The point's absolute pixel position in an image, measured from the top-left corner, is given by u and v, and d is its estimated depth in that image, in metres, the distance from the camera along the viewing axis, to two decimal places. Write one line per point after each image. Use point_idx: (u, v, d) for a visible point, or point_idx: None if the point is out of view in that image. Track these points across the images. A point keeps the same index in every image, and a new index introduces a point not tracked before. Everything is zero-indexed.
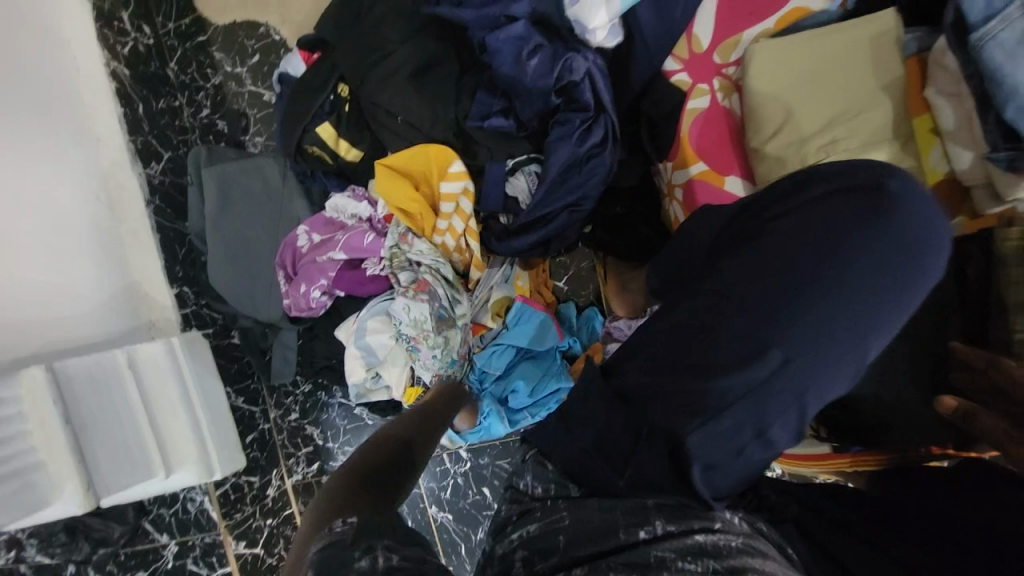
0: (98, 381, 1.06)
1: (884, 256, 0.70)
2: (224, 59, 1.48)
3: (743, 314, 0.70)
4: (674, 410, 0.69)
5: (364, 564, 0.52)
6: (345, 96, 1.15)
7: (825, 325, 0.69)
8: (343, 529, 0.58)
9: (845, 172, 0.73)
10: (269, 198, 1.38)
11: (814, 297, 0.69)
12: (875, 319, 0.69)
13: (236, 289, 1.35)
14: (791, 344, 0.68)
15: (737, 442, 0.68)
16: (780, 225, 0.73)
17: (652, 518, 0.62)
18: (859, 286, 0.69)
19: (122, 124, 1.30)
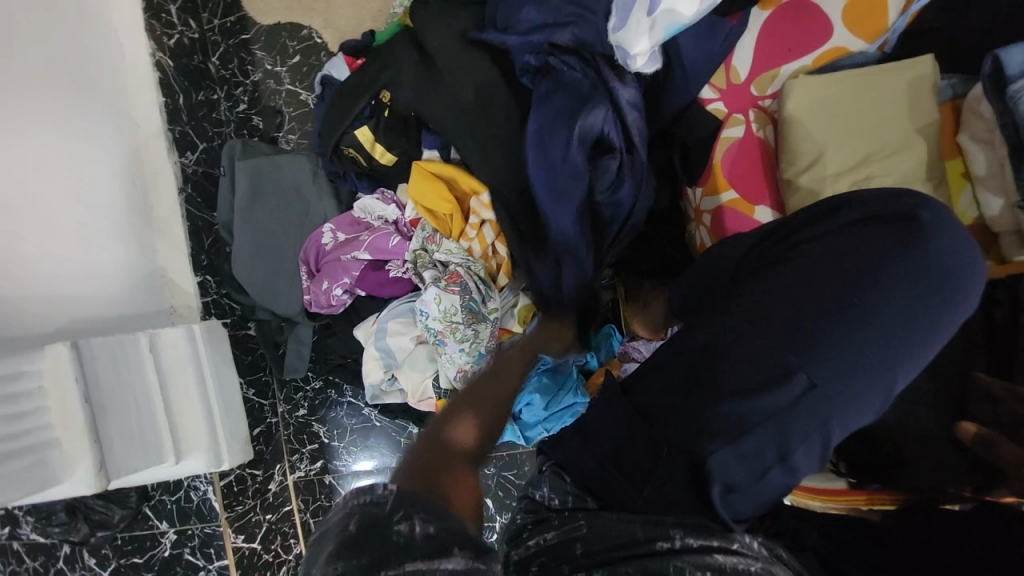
0: (118, 363, 1.06)
1: (920, 288, 0.67)
2: (264, 57, 1.53)
3: (778, 340, 0.67)
4: (692, 431, 0.67)
5: (403, 529, 0.55)
6: (386, 102, 1.17)
7: (855, 356, 0.66)
8: (385, 492, 0.58)
9: (874, 201, 0.72)
10: (298, 194, 1.40)
11: (846, 326, 0.67)
12: (907, 354, 0.66)
13: (258, 281, 1.36)
14: (817, 369, 0.66)
15: (759, 464, 0.66)
16: (816, 246, 0.71)
17: (671, 531, 0.62)
18: (892, 318, 0.66)
19: (161, 111, 1.32)
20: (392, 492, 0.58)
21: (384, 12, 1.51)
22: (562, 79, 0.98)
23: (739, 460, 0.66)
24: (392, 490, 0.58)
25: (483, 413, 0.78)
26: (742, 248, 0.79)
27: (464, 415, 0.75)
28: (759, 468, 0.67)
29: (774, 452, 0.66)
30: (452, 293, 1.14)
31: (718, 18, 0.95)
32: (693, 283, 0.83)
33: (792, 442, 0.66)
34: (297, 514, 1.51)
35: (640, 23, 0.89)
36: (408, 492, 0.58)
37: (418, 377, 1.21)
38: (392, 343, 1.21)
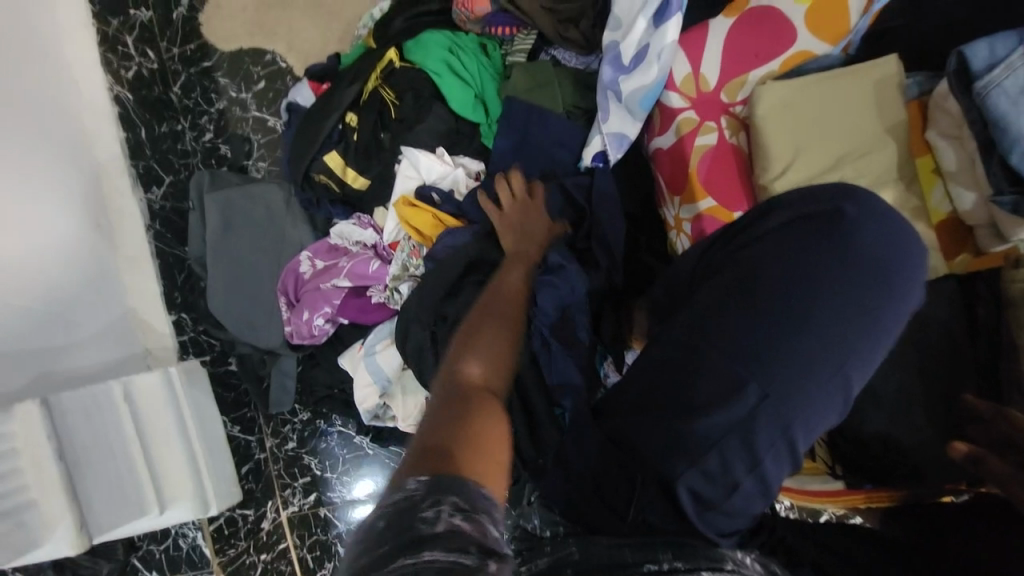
0: (91, 414, 1.02)
1: (855, 283, 0.66)
2: (229, 84, 1.48)
3: (766, 349, 0.65)
4: (671, 449, 0.64)
5: (430, 516, 0.50)
6: (354, 126, 1.15)
7: (807, 359, 0.65)
8: (414, 485, 0.53)
9: (801, 200, 0.71)
10: (273, 223, 1.36)
11: (783, 330, 0.65)
12: (857, 353, 0.66)
13: (237, 316, 1.32)
14: (768, 378, 0.64)
15: (730, 478, 0.64)
16: (753, 252, 0.70)
17: (660, 555, 0.59)
18: (834, 316, 0.66)
19: (123, 148, 1.28)
20: (423, 482, 0.53)
21: (350, 32, 1.48)
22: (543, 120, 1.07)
23: (711, 479, 0.64)
24: (421, 481, 0.53)
25: (496, 342, 0.74)
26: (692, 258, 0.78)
27: (478, 364, 0.69)
28: (729, 483, 0.64)
29: (747, 465, 0.64)
30: None
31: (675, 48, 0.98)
32: (663, 290, 0.81)
33: (764, 453, 0.64)
34: (294, 550, 1.42)
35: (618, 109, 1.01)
36: (439, 473, 0.53)
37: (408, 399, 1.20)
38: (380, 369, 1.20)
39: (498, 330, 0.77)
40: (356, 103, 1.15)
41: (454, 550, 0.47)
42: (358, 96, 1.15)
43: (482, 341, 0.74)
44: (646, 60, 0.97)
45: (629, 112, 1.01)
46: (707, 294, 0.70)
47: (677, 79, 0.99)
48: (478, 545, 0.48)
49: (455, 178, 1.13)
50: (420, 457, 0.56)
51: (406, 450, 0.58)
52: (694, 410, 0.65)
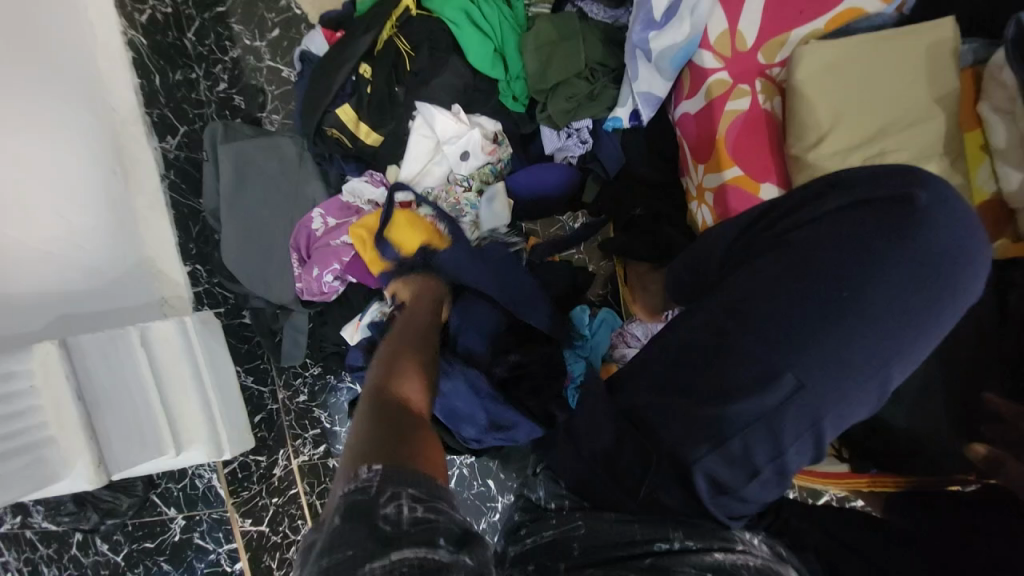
0: (109, 356, 1.04)
1: (911, 278, 0.62)
2: (243, 32, 1.45)
3: (783, 324, 0.64)
4: (687, 429, 0.64)
5: (390, 511, 0.50)
6: (368, 79, 1.10)
7: (848, 352, 0.62)
8: (369, 477, 0.52)
9: (864, 183, 0.66)
10: (285, 178, 1.35)
11: (837, 322, 0.62)
12: (900, 348, 0.63)
13: (249, 269, 1.33)
14: (807, 367, 0.62)
15: (753, 465, 0.63)
16: (803, 235, 0.67)
17: (670, 533, 0.60)
18: (883, 309, 0.62)
19: (137, 94, 1.26)
20: (378, 473, 0.53)
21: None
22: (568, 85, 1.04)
23: (733, 463, 0.63)
24: (376, 472, 0.53)
25: (421, 362, 0.77)
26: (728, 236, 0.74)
27: (405, 378, 0.70)
28: (751, 468, 0.64)
29: (770, 455, 0.63)
30: None
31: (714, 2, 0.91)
32: (689, 270, 0.77)
33: (789, 444, 0.63)
34: (304, 496, 1.49)
35: (648, 66, 0.97)
36: (392, 465, 0.54)
37: None
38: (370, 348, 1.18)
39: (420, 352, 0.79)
40: (369, 54, 1.11)
41: (420, 539, 0.48)
42: (372, 46, 1.10)
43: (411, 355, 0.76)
44: (680, 16, 0.91)
45: (659, 69, 0.96)
46: None
47: (711, 36, 0.92)
48: (443, 538, 0.49)
49: (473, 141, 1.11)
50: (367, 450, 0.56)
51: (342, 460, 0.57)
52: None
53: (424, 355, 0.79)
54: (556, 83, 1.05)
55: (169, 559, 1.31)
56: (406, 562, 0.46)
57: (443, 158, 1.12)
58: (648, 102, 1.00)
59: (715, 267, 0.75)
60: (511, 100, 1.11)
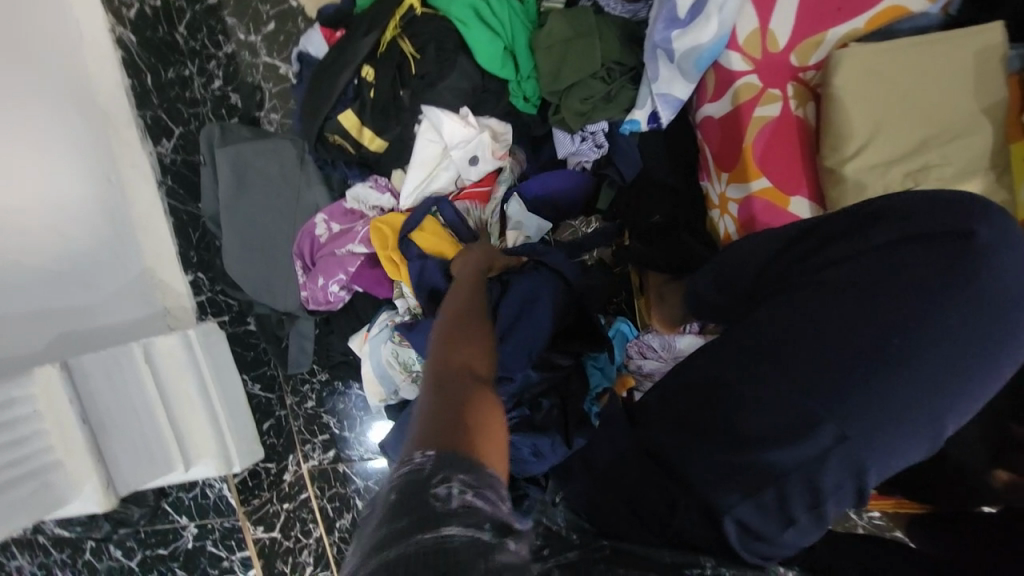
0: (113, 375, 1.03)
1: (970, 323, 0.56)
2: (236, 25, 1.39)
3: (830, 360, 0.57)
4: (720, 475, 0.59)
5: (442, 492, 0.46)
6: (371, 82, 1.04)
7: (902, 403, 0.56)
8: (423, 459, 0.50)
9: (919, 213, 0.61)
10: (286, 181, 1.29)
11: (891, 371, 0.56)
12: (955, 398, 0.56)
13: (252, 277, 1.29)
14: (854, 418, 0.56)
15: (789, 515, 0.59)
16: (842, 272, 0.61)
17: (705, 561, 0.59)
18: (937, 355, 0.56)
19: (127, 95, 1.19)
20: (430, 458, 0.49)
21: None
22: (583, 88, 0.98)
23: (766, 512, 0.59)
24: (431, 454, 0.50)
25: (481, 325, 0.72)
26: (758, 258, 0.71)
27: (467, 351, 0.66)
28: (785, 517, 0.59)
29: (808, 504, 0.58)
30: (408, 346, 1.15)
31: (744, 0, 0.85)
32: (717, 290, 0.75)
33: (829, 493, 0.57)
34: (315, 500, 1.49)
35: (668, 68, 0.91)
36: (446, 447, 0.50)
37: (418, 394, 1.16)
38: (381, 368, 1.17)
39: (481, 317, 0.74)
40: (372, 55, 1.04)
41: (467, 528, 0.44)
42: (375, 47, 1.04)
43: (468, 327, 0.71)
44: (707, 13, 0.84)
45: (681, 72, 0.90)
46: (770, 305, 0.62)
47: (740, 37, 0.86)
48: (490, 522, 0.46)
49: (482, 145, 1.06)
50: (425, 432, 0.53)
51: (405, 436, 0.54)
52: (748, 438, 0.58)
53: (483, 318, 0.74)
54: (570, 85, 0.98)
55: (182, 565, 1.31)
56: (453, 544, 0.43)
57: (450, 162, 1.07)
58: (668, 105, 0.94)
59: (744, 294, 0.71)
60: (523, 101, 1.05)
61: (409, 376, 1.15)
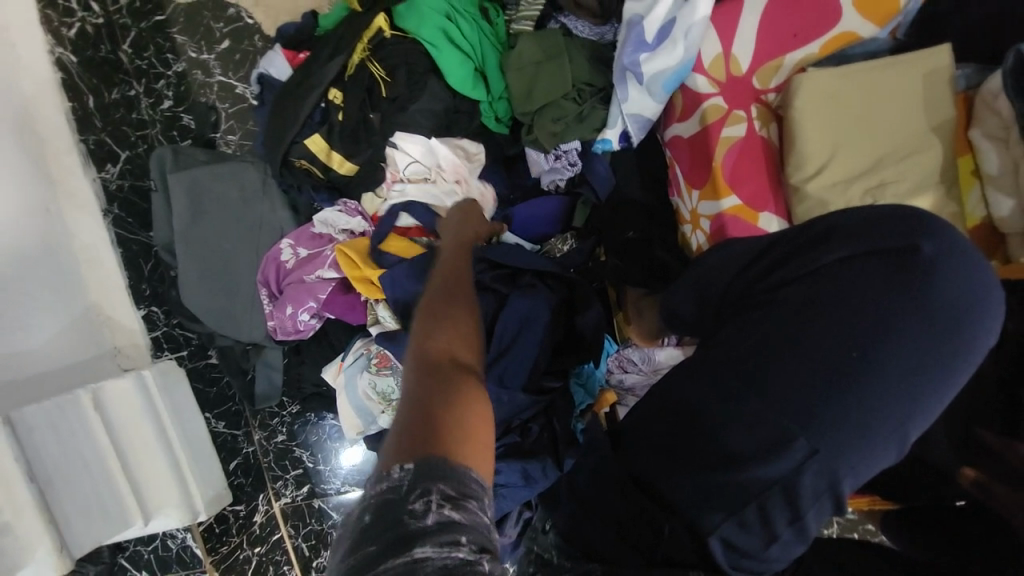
0: (61, 428, 0.94)
1: (922, 334, 0.56)
2: (186, 43, 1.29)
3: (807, 379, 0.57)
4: (698, 496, 0.60)
5: (418, 507, 0.49)
6: (340, 105, 1.01)
7: (868, 414, 0.56)
8: (400, 475, 0.50)
9: (860, 231, 0.61)
10: (246, 206, 1.22)
11: (849, 387, 0.56)
12: (915, 403, 0.56)
13: (212, 309, 1.22)
14: (821, 433, 0.56)
15: (770, 532, 0.58)
16: (796, 290, 0.61)
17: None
18: (893, 370, 0.56)
19: (68, 120, 1.13)
20: (408, 472, 0.50)
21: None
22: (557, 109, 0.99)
23: (747, 529, 0.59)
24: (407, 469, 0.51)
25: (465, 317, 0.69)
26: (724, 275, 0.70)
27: (446, 348, 0.63)
28: (770, 534, 0.58)
29: (788, 519, 0.58)
30: (385, 375, 1.11)
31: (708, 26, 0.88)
32: (692, 301, 0.73)
33: (807, 509, 0.57)
34: (289, 540, 1.37)
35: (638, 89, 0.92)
36: (424, 462, 0.51)
37: None
38: (358, 401, 1.12)
39: (466, 309, 0.70)
40: (340, 77, 1.01)
41: (445, 543, 0.47)
42: (342, 72, 1.01)
43: (451, 317, 0.68)
44: (673, 39, 0.87)
45: (651, 95, 0.92)
46: (755, 324, 0.61)
47: (706, 61, 0.90)
48: (468, 536, 0.48)
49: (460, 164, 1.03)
50: (403, 443, 0.53)
51: (384, 447, 0.54)
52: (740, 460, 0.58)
53: (465, 307, 0.70)
54: (544, 105, 0.99)
55: None
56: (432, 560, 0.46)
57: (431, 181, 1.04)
58: (639, 126, 0.97)
59: (712, 318, 0.71)
60: (495, 121, 1.05)
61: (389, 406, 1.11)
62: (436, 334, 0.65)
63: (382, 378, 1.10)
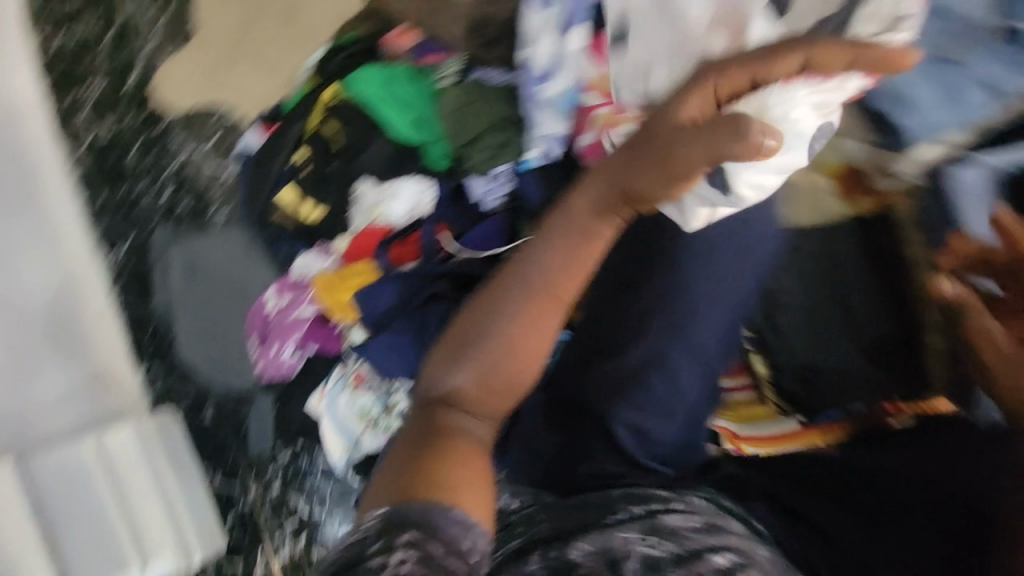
0: (69, 488, 1.27)
1: (715, 242, 0.82)
2: (184, 140, 1.44)
3: (664, 292, 0.84)
4: (609, 390, 0.86)
5: (378, 561, 0.61)
6: (303, 163, 1.21)
7: (683, 291, 0.83)
8: (372, 522, 0.65)
9: None
10: (235, 268, 1.36)
11: (668, 265, 0.84)
12: (725, 288, 0.83)
13: (208, 359, 1.37)
14: (678, 316, 0.83)
15: (666, 404, 0.85)
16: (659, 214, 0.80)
17: (617, 506, 0.79)
18: (698, 273, 0.83)
19: (84, 219, 1.42)
20: (378, 518, 0.65)
21: (293, 61, 1.41)
22: (483, 139, 1.19)
23: (641, 408, 0.85)
24: (380, 517, 0.65)
25: (529, 324, 0.78)
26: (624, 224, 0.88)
27: (464, 396, 0.76)
28: (668, 409, 0.86)
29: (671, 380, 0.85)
30: (363, 392, 1.21)
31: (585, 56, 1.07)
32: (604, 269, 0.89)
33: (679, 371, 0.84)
34: None
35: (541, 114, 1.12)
36: (397, 508, 0.65)
37: (377, 439, 1.20)
38: (341, 422, 1.22)
39: (540, 312, 0.78)
40: (300, 141, 1.23)
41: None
42: (303, 133, 1.23)
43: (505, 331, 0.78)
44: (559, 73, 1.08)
45: (554, 113, 1.11)
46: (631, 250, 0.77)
47: (592, 78, 1.06)
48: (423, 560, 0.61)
49: (413, 199, 1.21)
50: (397, 479, 0.69)
51: (372, 485, 0.71)
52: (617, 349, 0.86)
53: (506, 365, 0.77)
54: (472, 139, 1.19)
55: None
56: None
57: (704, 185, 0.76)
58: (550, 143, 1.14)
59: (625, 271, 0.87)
60: (438, 162, 1.22)
61: (369, 423, 1.19)
62: (498, 337, 0.77)
63: (360, 395, 1.21)
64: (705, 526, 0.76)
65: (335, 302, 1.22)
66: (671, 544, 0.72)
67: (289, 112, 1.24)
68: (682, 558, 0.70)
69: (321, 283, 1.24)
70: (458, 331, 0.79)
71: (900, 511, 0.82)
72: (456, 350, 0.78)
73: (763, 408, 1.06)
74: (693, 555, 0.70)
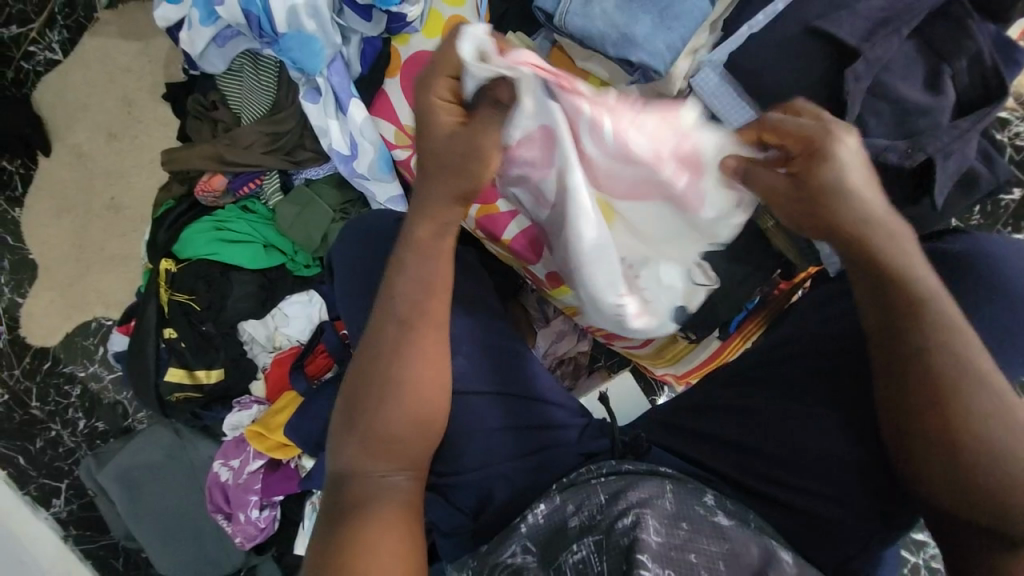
0: None
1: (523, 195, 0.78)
2: (74, 368, 1.46)
3: None
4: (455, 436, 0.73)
5: None
6: (175, 337, 1.21)
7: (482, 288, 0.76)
8: None
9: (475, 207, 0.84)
10: (171, 460, 1.34)
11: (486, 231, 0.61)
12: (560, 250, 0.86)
13: (184, 560, 1.32)
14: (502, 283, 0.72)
15: (559, 408, 0.84)
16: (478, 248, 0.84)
17: (534, 509, 0.71)
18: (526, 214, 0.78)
19: (12, 486, 1.42)
20: None
21: (134, 244, 1.47)
22: (330, 232, 1.19)
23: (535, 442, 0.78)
24: None
25: (433, 356, 0.71)
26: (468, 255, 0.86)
27: (370, 456, 0.69)
28: (561, 406, 0.85)
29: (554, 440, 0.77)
30: None
31: (374, 119, 1.11)
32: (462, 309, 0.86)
33: (546, 386, 0.85)
34: None
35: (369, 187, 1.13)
36: None
37: None
38: None
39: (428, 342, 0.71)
40: (162, 317, 1.22)
41: None
42: (162, 311, 1.22)
43: (399, 351, 0.70)
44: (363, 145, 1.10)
45: (380, 178, 1.12)
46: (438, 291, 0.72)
47: (391, 138, 1.11)
48: None
49: (303, 316, 1.22)
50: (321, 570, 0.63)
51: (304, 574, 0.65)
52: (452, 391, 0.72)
53: (402, 405, 0.69)
54: (322, 234, 1.19)
55: None
56: None
57: (469, 33, 0.61)
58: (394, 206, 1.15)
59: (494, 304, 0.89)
60: (306, 268, 1.24)
61: None
62: (399, 364, 0.70)
63: None
64: (610, 494, 0.68)
65: (275, 439, 1.20)
66: (591, 536, 0.64)
67: (140, 299, 1.24)
68: (601, 543, 0.62)
69: (253, 432, 1.21)
70: (346, 397, 0.71)
71: (806, 414, 0.75)
72: (347, 407, 0.71)
73: (683, 342, 1.02)
74: (615, 534, 0.62)
